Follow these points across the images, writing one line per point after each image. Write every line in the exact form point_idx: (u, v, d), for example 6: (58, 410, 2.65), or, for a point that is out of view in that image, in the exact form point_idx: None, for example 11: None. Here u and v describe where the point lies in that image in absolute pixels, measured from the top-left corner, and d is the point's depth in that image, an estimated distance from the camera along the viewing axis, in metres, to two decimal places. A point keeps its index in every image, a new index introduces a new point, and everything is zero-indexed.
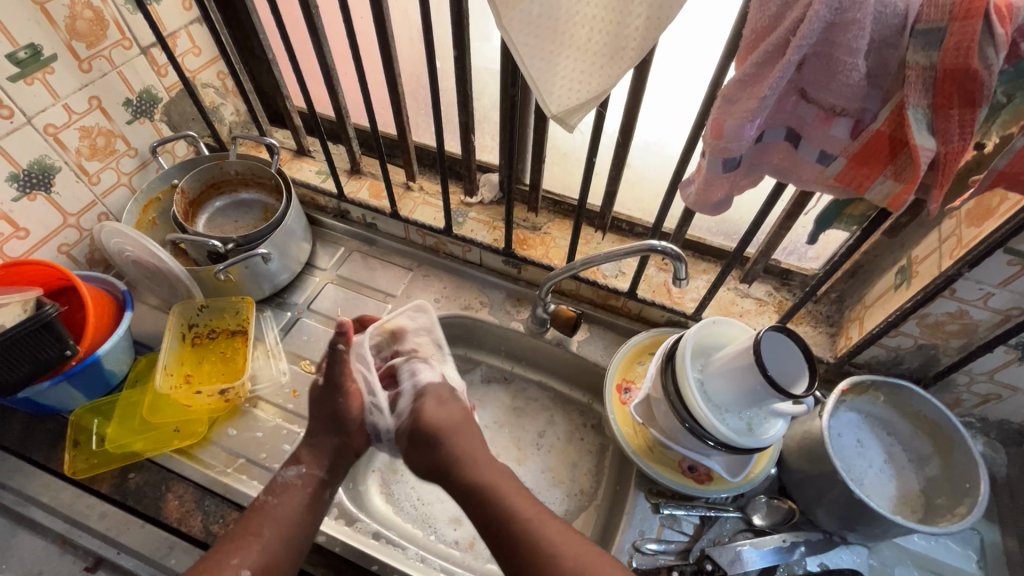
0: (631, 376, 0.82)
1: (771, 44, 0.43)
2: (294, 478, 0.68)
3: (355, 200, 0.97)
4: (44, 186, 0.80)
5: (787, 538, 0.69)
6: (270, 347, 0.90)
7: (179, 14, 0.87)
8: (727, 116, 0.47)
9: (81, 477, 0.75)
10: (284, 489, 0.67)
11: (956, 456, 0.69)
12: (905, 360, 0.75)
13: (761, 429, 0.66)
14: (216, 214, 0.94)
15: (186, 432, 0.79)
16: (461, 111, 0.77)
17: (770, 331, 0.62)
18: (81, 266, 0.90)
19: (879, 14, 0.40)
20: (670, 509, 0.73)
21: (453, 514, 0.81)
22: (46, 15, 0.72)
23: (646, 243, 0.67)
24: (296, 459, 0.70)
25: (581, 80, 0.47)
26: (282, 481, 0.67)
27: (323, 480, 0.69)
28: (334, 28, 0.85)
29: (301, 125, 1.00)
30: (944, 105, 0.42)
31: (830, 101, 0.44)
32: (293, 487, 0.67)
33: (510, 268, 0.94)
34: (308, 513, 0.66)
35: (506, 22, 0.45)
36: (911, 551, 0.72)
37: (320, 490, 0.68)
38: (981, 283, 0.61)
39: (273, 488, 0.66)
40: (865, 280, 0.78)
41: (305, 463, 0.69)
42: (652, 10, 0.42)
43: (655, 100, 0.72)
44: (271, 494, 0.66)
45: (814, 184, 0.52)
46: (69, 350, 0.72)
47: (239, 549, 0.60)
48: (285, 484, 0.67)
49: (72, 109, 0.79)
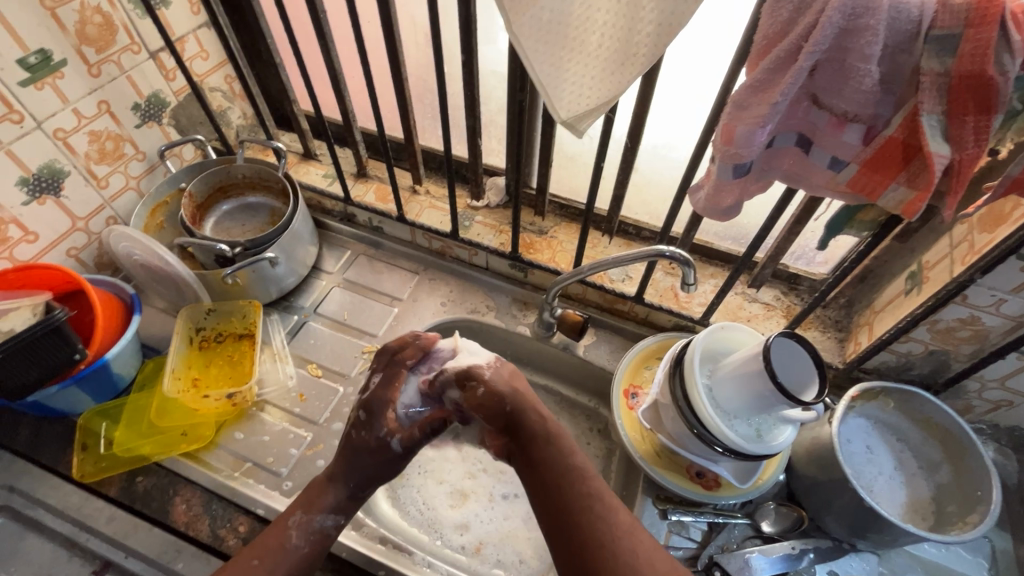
0: (638, 381, 0.82)
1: (782, 49, 0.42)
2: (331, 528, 0.64)
3: (362, 204, 0.97)
4: (54, 190, 0.80)
5: (796, 545, 0.69)
6: (277, 351, 0.90)
7: (188, 18, 0.87)
8: (737, 122, 0.47)
9: (89, 481, 0.75)
10: (318, 538, 0.64)
11: (968, 464, 0.68)
12: (916, 366, 0.74)
13: (770, 436, 0.66)
14: (223, 218, 0.95)
15: (193, 436, 0.79)
16: (470, 114, 0.77)
17: (780, 337, 0.62)
18: (89, 270, 0.90)
19: (893, 20, 0.39)
20: (677, 515, 0.73)
21: (459, 520, 0.81)
22: (56, 19, 0.72)
23: (654, 248, 0.66)
24: (338, 508, 0.65)
25: (591, 86, 0.47)
26: (319, 529, 0.64)
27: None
28: (343, 33, 0.86)
29: (308, 128, 1.00)
30: (959, 112, 0.41)
31: (842, 107, 0.44)
32: (325, 538, 0.64)
33: (517, 272, 0.94)
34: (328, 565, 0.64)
35: (517, 28, 0.45)
36: (921, 558, 0.72)
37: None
38: (994, 289, 0.60)
39: (308, 534, 0.63)
40: (874, 285, 0.78)
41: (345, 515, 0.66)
42: (663, 16, 0.42)
43: (664, 104, 0.72)
44: (305, 540, 0.63)
45: (826, 190, 0.52)
46: (79, 354, 0.72)
47: None
48: (321, 532, 0.64)
49: (82, 113, 0.79)
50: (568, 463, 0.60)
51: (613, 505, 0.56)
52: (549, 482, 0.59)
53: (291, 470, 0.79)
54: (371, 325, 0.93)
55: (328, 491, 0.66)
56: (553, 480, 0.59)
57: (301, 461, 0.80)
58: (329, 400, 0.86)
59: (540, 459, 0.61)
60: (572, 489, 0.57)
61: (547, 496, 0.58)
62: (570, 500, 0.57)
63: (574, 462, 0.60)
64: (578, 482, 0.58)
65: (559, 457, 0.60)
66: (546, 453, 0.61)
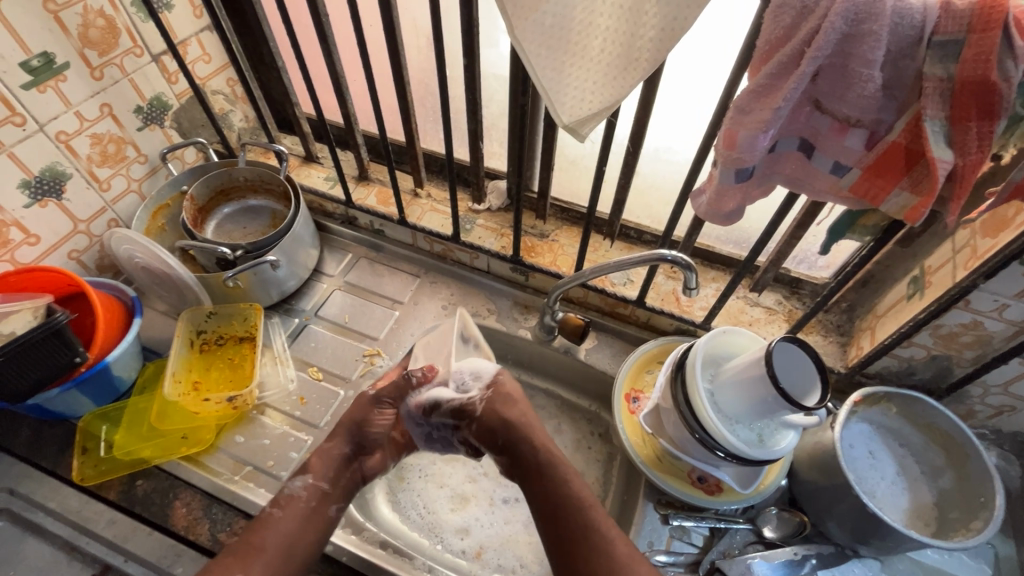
0: (640, 385, 0.81)
1: (785, 54, 0.42)
2: (299, 489, 0.69)
3: (363, 207, 0.97)
4: (56, 192, 0.80)
5: (799, 551, 0.69)
6: (277, 354, 0.90)
7: (191, 22, 0.87)
8: (739, 127, 0.47)
9: (89, 484, 0.75)
10: (288, 500, 0.68)
11: (971, 471, 0.68)
12: (919, 370, 0.74)
13: (772, 441, 0.65)
14: (224, 220, 0.95)
15: (194, 439, 0.79)
16: (471, 118, 0.77)
17: (782, 342, 0.61)
18: (90, 272, 0.90)
19: (895, 25, 0.39)
20: (679, 521, 0.73)
21: (460, 524, 0.80)
22: (60, 23, 0.72)
23: (656, 252, 0.66)
24: (303, 469, 0.71)
25: (594, 90, 0.47)
26: (288, 492, 0.69)
27: (325, 492, 0.71)
28: (345, 37, 0.86)
29: (309, 131, 1.00)
30: (962, 117, 0.41)
31: (844, 112, 0.44)
32: (297, 500, 0.68)
33: (518, 275, 0.94)
34: (311, 526, 0.67)
35: (520, 32, 0.45)
36: (924, 564, 0.71)
37: (323, 505, 0.69)
38: (996, 294, 0.60)
39: (278, 501, 0.67)
40: (876, 290, 0.77)
41: (312, 472, 0.71)
42: (666, 21, 0.41)
43: (666, 107, 0.72)
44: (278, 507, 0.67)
45: (828, 195, 0.52)
46: (79, 357, 0.72)
47: (244, 563, 0.60)
48: (289, 497, 0.68)
49: (84, 116, 0.79)
50: (568, 495, 0.65)
51: (611, 531, 0.61)
52: (551, 512, 0.65)
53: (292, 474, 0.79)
54: (372, 329, 0.93)
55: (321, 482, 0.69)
56: (553, 512, 0.65)
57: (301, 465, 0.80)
58: (329, 403, 0.86)
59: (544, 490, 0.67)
60: (572, 521, 0.63)
61: (552, 527, 0.64)
62: (570, 533, 0.62)
63: (574, 493, 0.65)
64: (574, 512, 0.63)
65: (557, 485, 0.66)
66: (543, 480, 0.68)
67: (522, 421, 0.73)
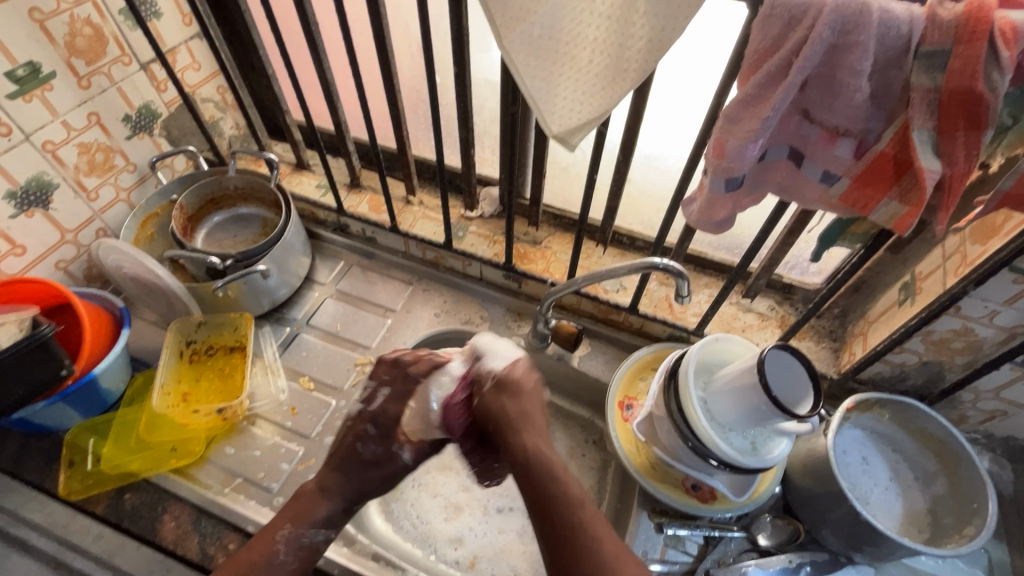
0: (633, 392, 0.81)
1: (773, 65, 0.42)
2: (320, 543, 0.65)
3: (355, 214, 0.97)
4: (42, 203, 0.79)
5: (793, 559, 0.69)
6: (268, 363, 0.89)
7: (180, 30, 0.87)
8: (729, 136, 0.47)
9: (76, 498, 0.74)
10: (307, 553, 0.64)
11: (962, 476, 0.68)
12: (911, 376, 0.74)
13: (765, 449, 0.65)
14: (215, 229, 0.94)
15: (183, 451, 0.78)
16: (462, 126, 0.77)
17: (773, 349, 0.61)
18: (78, 282, 0.89)
19: (882, 36, 0.40)
20: (673, 529, 0.72)
21: (454, 534, 0.80)
22: (46, 32, 0.72)
23: (648, 260, 0.66)
24: (328, 521, 0.66)
25: (583, 100, 0.47)
26: (309, 544, 0.64)
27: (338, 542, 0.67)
28: (336, 48, 0.86)
29: (300, 138, 1.00)
30: (949, 127, 0.41)
31: (833, 122, 0.44)
32: (314, 551, 0.65)
33: (511, 282, 0.94)
34: None
35: (508, 43, 0.45)
36: (916, 570, 0.71)
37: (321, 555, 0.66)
38: (986, 301, 0.60)
39: (298, 549, 0.63)
40: (868, 295, 0.77)
41: (335, 529, 0.67)
42: (654, 32, 0.41)
43: (657, 116, 0.72)
44: (293, 556, 0.63)
45: (817, 203, 0.52)
46: (64, 370, 0.71)
47: None
48: (310, 548, 0.64)
49: (71, 125, 0.79)
50: (562, 497, 0.56)
51: (599, 530, 0.54)
52: (542, 506, 0.57)
53: (282, 486, 0.78)
54: (365, 337, 0.92)
55: (321, 504, 0.66)
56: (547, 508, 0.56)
57: (292, 477, 0.79)
58: (321, 413, 0.85)
59: (541, 502, 0.57)
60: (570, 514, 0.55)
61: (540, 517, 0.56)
62: (564, 525, 0.54)
63: (572, 490, 0.57)
64: (565, 511, 0.55)
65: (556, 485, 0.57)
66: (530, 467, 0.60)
67: (517, 411, 0.64)
